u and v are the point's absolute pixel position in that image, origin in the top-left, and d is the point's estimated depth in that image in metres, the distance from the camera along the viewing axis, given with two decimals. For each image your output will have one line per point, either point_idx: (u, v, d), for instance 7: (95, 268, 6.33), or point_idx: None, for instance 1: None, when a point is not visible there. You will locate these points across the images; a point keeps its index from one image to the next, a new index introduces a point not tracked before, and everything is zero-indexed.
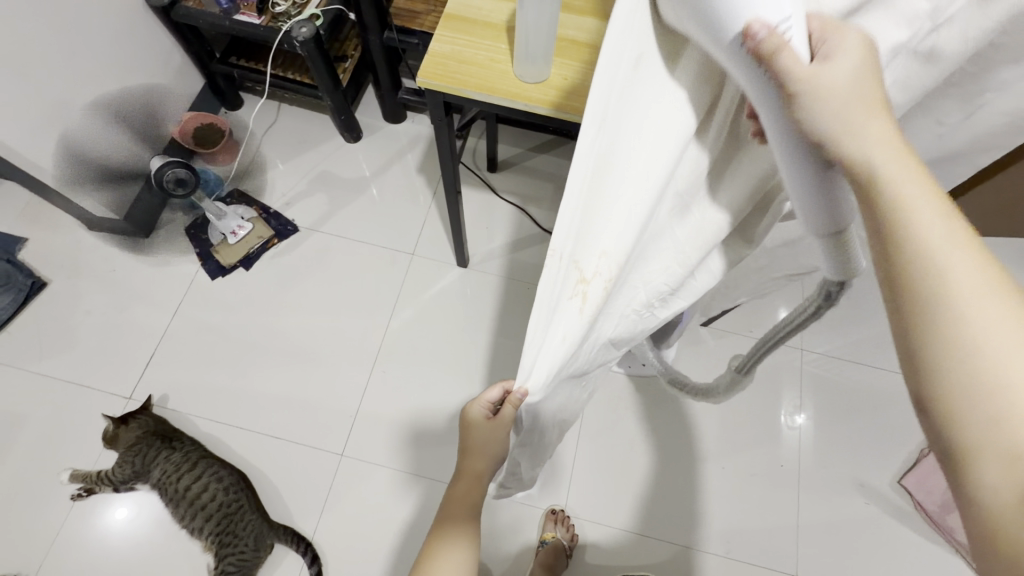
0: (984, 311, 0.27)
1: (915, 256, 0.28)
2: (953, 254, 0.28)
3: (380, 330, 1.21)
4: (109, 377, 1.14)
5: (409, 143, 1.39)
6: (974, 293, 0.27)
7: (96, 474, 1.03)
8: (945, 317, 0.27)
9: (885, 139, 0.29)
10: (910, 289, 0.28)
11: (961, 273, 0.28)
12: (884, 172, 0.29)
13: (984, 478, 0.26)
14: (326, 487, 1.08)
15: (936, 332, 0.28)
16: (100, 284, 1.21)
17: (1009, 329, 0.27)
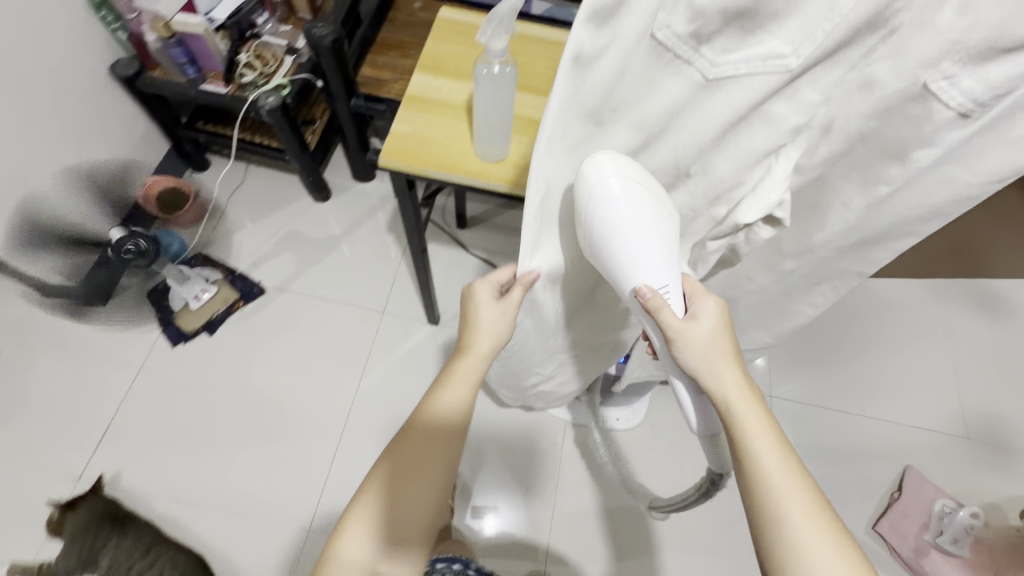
0: (806, 515, 0.44)
1: (768, 472, 0.45)
2: (787, 469, 0.45)
3: (349, 393, 1.18)
4: (56, 457, 1.07)
5: (379, 202, 1.41)
6: (800, 503, 0.44)
7: (39, 568, 0.97)
8: (782, 512, 0.44)
9: (741, 390, 0.49)
10: (759, 486, 0.45)
11: (789, 480, 0.45)
12: (738, 407, 0.48)
13: None
14: (292, 566, 1.02)
15: (775, 522, 0.44)
16: (51, 355, 1.16)
17: (817, 522, 0.43)
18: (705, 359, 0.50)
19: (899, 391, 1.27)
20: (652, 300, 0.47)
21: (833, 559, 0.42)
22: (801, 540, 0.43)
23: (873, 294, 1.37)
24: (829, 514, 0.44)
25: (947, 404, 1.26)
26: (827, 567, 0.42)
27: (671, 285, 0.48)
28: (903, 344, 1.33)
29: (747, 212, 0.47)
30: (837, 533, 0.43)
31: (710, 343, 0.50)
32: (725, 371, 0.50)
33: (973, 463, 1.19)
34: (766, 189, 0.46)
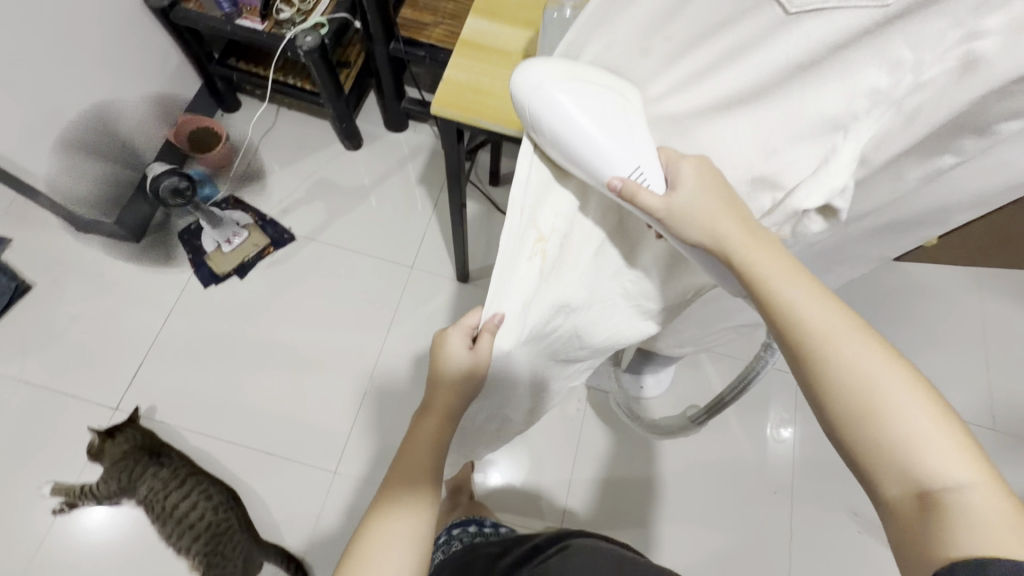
0: (862, 358, 0.38)
1: (800, 328, 0.40)
2: (827, 321, 0.40)
3: (377, 345, 1.19)
4: (95, 387, 1.11)
5: (410, 153, 1.38)
6: (851, 355, 0.38)
7: (80, 488, 1.00)
8: (834, 363, 0.38)
9: (745, 239, 0.43)
10: (798, 342, 0.40)
11: (833, 328, 0.39)
12: (750, 262, 0.42)
13: (878, 476, 0.36)
14: (319, 505, 1.06)
15: (829, 378, 0.38)
16: (87, 290, 1.18)
17: (882, 368, 0.37)
18: (706, 218, 0.43)
19: (929, 378, 1.25)
20: (625, 188, 0.43)
21: (906, 401, 0.36)
22: (858, 382, 0.37)
23: (912, 278, 1.33)
24: (892, 357, 0.38)
25: (977, 394, 1.24)
26: (896, 408, 0.36)
27: (646, 167, 0.43)
28: (938, 332, 1.29)
29: (806, 199, 0.39)
30: (902, 371, 0.37)
31: (705, 199, 0.42)
32: (728, 224, 0.43)
33: (995, 453, 1.18)
34: (829, 171, 0.38)
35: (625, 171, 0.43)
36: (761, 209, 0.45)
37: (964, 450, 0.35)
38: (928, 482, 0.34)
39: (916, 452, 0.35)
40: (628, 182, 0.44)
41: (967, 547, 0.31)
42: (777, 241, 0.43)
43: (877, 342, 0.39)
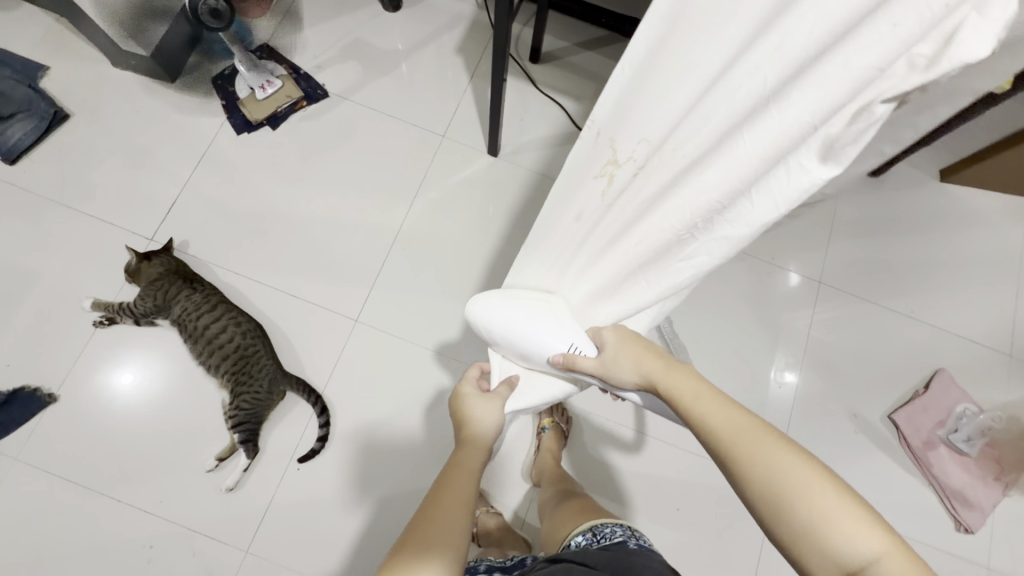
0: (764, 447, 0.48)
1: (712, 433, 0.52)
2: (728, 425, 0.52)
3: (402, 208, 1.20)
4: (132, 217, 1.14)
5: (450, 21, 1.32)
6: (755, 460, 0.48)
7: (118, 305, 1.05)
8: (741, 461, 0.49)
9: (666, 372, 0.59)
10: (716, 442, 0.52)
11: (740, 427, 0.51)
12: (674, 388, 0.57)
13: (808, 562, 0.44)
14: (339, 349, 1.11)
15: (742, 473, 0.48)
16: (125, 126, 1.19)
17: (787, 455, 0.47)
18: (635, 360, 0.61)
19: (955, 301, 1.22)
20: (565, 362, 0.65)
21: (800, 475, 0.46)
22: (766, 471, 0.47)
23: (959, 200, 1.26)
24: (794, 451, 0.48)
25: (1003, 320, 1.21)
26: (800, 491, 0.45)
27: (578, 342, 0.67)
28: (975, 256, 1.24)
29: (978, 44, 0.34)
30: (802, 461, 0.47)
31: (627, 350, 0.62)
32: (651, 363, 0.60)
33: (1008, 378, 1.17)
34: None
35: (563, 348, 0.67)
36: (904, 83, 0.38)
37: (865, 520, 0.43)
38: (849, 562, 0.42)
39: (828, 528, 0.43)
40: (567, 356, 0.66)
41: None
42: (693, 370, 0.58)
43: (774, 434, 0.49)
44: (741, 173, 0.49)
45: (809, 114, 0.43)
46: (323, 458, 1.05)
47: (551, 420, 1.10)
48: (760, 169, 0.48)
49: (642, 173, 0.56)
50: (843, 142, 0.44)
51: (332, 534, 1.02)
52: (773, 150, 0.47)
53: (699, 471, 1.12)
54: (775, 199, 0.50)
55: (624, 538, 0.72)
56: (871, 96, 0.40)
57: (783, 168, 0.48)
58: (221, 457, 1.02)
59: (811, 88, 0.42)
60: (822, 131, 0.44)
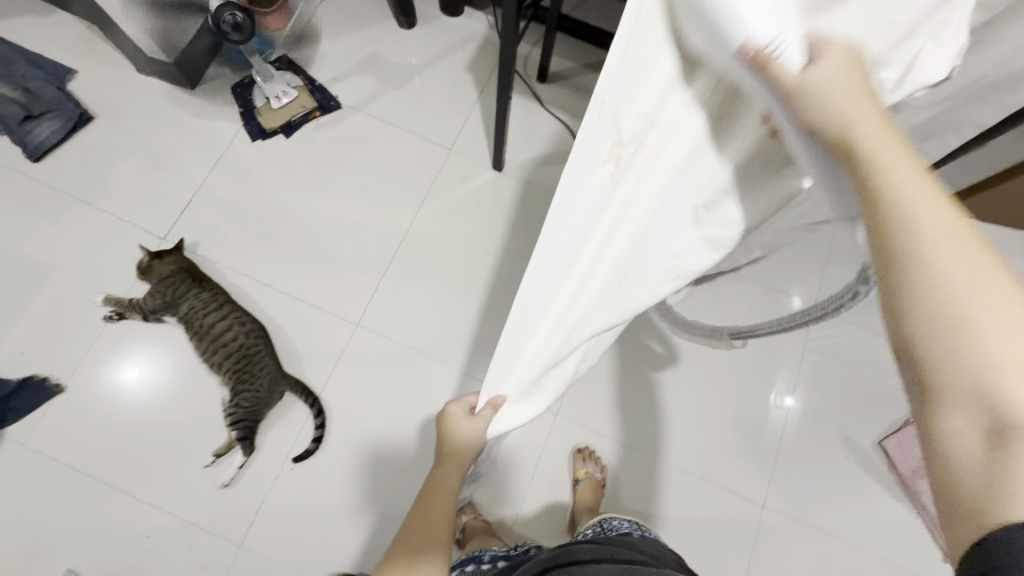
0: (962, 257, 0.28)
1: (905, 211, 0.29)
2: (940, 208, 0.29)
3: (408, 218, 1.23)
4: (148, 216, 1.18)
5: (462, 39, 1.36)
6: (948, 265, 0.28)
7: (128, 301, 1.09)
8: (923, 262, 0.28)
9: (872, 127, 0.31)
10: (898, 236, 0.29)
11: (948, 223, 0.28)
12: (865, 138, 0.31)
13: (947, 408, 0.27)
14: (339, 352, 1.14)
15: (919, 275, 0.28)
16: (145, 128, 1.24)
17: (985, 278, 0.27)
18: (838, 101, 0.32)
19: None
20: None
21: (1007, 308, 0.27)
22: (953, 286, 0.27)
23: None
24: (999, 273, 0.28)
25: None
26: (991, 324, 0.27)
27: (792, 32, 0.30)
28: None
29: (938, 67, 0.43)
30: (1005, 290, 0.27)
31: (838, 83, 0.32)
32: (853, 103, 0.32)
33: None
34: (950, 31, 0.42)
35: None
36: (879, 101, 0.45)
37: None
38: (1011, 417, 0.26)
39: (1006, 371, 0.26)
40: None
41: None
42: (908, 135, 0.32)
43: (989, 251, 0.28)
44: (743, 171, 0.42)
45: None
46: (319, 458, 1.07)
47: (585, 470, 1.10)
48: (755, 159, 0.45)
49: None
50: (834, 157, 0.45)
51: (324, 533, 1.04)
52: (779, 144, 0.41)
53: (690, 488, 1.13)
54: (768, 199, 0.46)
55: (631, 530, 0.85)
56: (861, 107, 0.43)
57: (780, 178, 0.45)
58: (218, 453, 1.04)
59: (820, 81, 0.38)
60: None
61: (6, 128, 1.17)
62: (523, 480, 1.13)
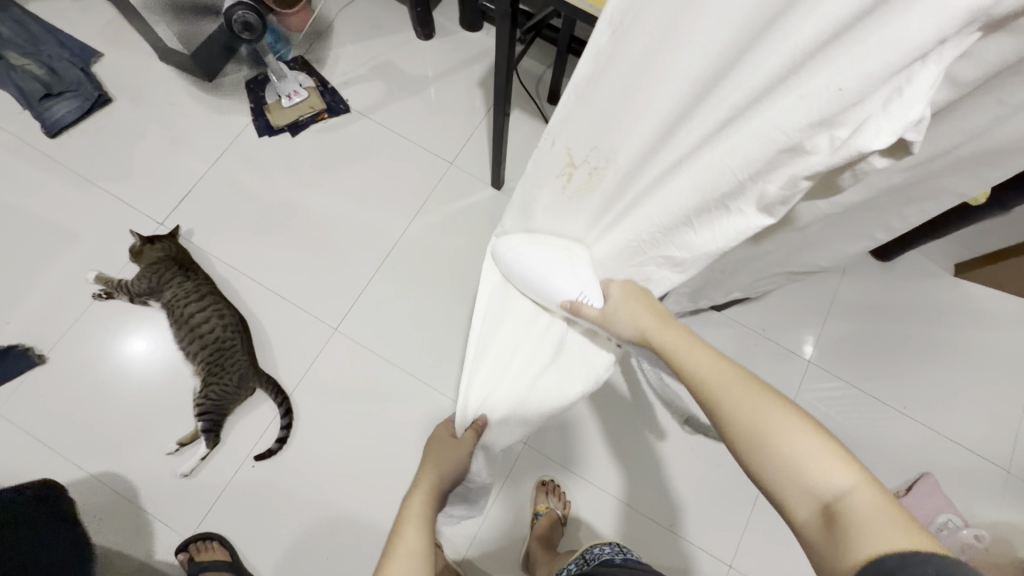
0: (747, 400, 0.47)
1: (695, 378, 0.52)
2: (715, 372, 0.51)
3: (400, 227, 1.23)
4: (150, 200, 1.21)
5: (477, 54, 1.36)
6: (752, 405, 0.46)
7: (116, 282, 1.10)
8: (726, 413, 0.48)
9: (654, 326, 0.59)
10: (704, 398, 0.50)
11: (724, 379, 0.50)
12: (664, 344, 0.57)
13: (789, 500, 0.42)
14: (314, 355, 1.14)
15: (730, 420, 0.47)
16: (158, 116, 1.27)
17: (770, 407, 0.46)
18: (630, 315, 0.61)
19: (951, 402, 1.15)
20: (571, 307, 0.63)
21: (782, 424, 0.44)
22: (752, 422, 0.46)
23: (972, 298, 1.20)
24: (787, 403, 0.46)
25: (1004, 431, 1.13)
26: (783, 438, 0.44)
27: (587, 290, 0.63)
28: (981, 359, 1.18)
29: (875, 138, 0.40)
30: (797, 416, 0.45)
31: (630, 305, 0.62)
32: (646, 319, 0.60)
33: (998, 492, 1.09)
34: (904, 102, 0.38)
35: (572, 295, 0.63)
36: (818, 162, 0.44)
37: (841, 457, 0.42)
38: (821, 495, 0.41)
39: (802, 464, 0.42)
40: (575, 303, 0.63)
41: (866, 547, 0.37)
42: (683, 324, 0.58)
43: (760, 386, 0.48)
44: (684, 205, 0.53)
45: (738, 163, 0.47)
46: (279, 459, 1.07)
47: (546, 505, 1.07)
48: (700, 205, 0.53)
49: (579, 197, 0.58)
50: (778, 202, 0.49)
51: (274, 535, 1.04)
52: (711, 192, 0.51)
53: (653, 536, 1.08)
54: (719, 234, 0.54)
55: (612, 555, 0.83)
56: (792, 170, 0.46)
57: (727, 214, 0.53)
58: (182, 443, 1.05)
59: (735, 156, 0.47)
60: (760, 185, 0.48)
61: (27, 103, 1.22)
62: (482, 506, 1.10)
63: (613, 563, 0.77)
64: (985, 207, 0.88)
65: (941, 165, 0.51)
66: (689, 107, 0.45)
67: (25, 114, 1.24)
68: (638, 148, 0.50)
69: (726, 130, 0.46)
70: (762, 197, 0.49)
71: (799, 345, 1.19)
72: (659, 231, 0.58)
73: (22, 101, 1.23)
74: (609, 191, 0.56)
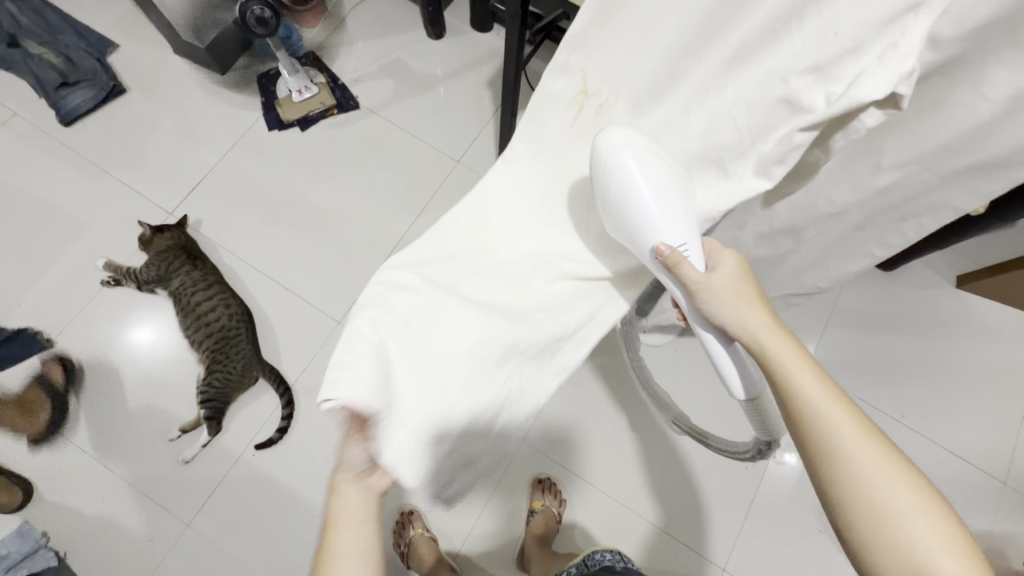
0: (866, 461, 0.44)
1: (815, 416, 0.46)
2: (838, 415, 0.45)
3: (405, 223, 1.24)
4: (160, 190, 1.23)
5: (487, 55, 1.37)
6: (881, 470, 0.43)
7: (125, 269, 1.12)
8: (841, 469, 0.44)
9: (768, 329, 0.50)
10: (819, 444, 0.45)
11: (849, 431, 0.45)
12: (777, 354, 0.49)
13: None
14: (316, 347, 1.15)
15: (840, 479, 0.44)
16: (170, 107, 1.29)
17: (892, 479, 0.43)
18: (738, 315, 0.51)
19: (950, 412, 1.15)
20: (671, 257, 0.49)
21: (904, 503, 0.42)
22: (869, 490, 0.43)
23: (973, 310, 1.20)
24: (916, 473, 0.43)
25: (1002, 443, 1.13)
26: (900, 519, 0.42)
27: (692, 244, 0.50)
28: (981, 371, 1.18)
29: (873, 85, 0.37)
30: (923, 490, 0.43)
31: (737, 290, 0.52)
32: (760, 322, 0.50)
33: (994, 506, 1.09)
34: (899, 55, 0.36)
35: (674, 243, 0.50)
36: (813, 116, 0.41)
37: (958, 552, 0.40)
38: None
39: (915, 552, 0.41)
40: (676, 252, 0.49)
41: None
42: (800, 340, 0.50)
43: (884, 447, 0.44)
44: (682, 155, 0.52)
45: (739, 105, 0.46)
46: (279, 448, 1.08)
47: (542, 502, 1.07)
48: (699, 156, 0.51)
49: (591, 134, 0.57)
50: (776, 162, 0.45)
51: (271, 525, 1.05)
52: (711, 141, 0.49)
53: (648, 537, 1.09)
54: (718, 194, 0.51)
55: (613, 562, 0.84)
56: (784, 125, 0.44)
57: (726, 173, 0.50)
58: (184, 429, 1.06)
59: (733, 95, 0.46)
60: (760, 144, 0.46)
61: (43, 91, 1.24)
62: (478, 502, 1.10)
63: (614, 570, 0.78)
64: (986, 220, 0.89)
65: (933, 178, 0.48)
66: (698, 40, 0.46)
67: (41, 103, 1.26)
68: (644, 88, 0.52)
69: (730, 69, 0.45)
70: (756, 156, 0.47)
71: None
72: (684, 195, 0.53)
73: (38, 89, 1.25)
74: (634, 127, 0.54)
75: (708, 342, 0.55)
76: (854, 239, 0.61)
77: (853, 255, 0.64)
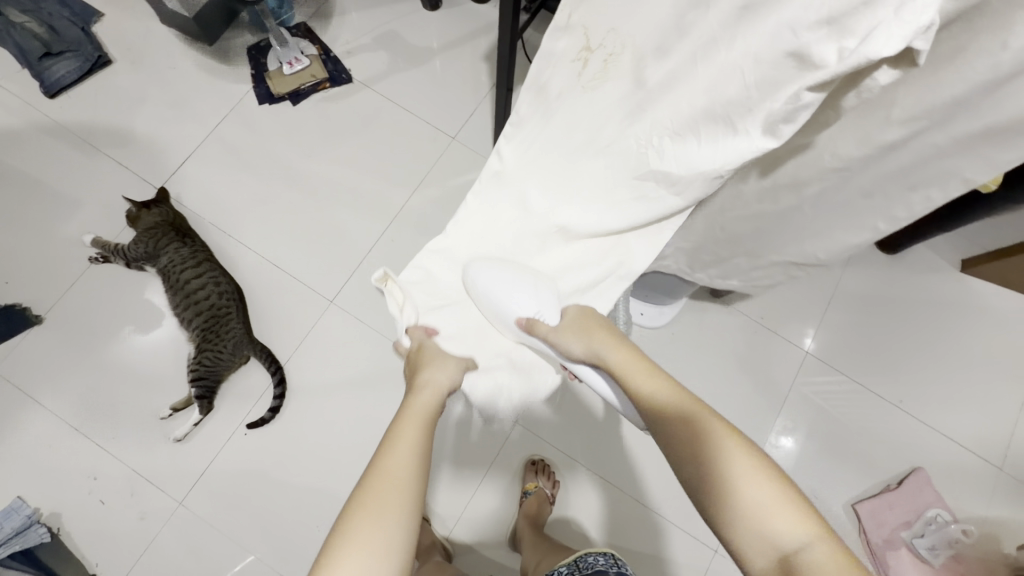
0: (706, 443, 0.50)
1: (655, 409, 0.56)
2: (675, 407, 0.54)
3: (399, 202, 1.21)
4: (148, 165, 1.20)
5: (484, 27, 1.33)
6: (708, 451, 0.50)
7: (112, 246, 1.10)
8: (686, 453, 0.51)
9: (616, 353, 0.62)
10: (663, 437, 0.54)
11: (685, 415, 0.53)
12: (622, 368, 0.61)
13: (751, 552, 0.45)
14: (309, 326, 1.13)
15: (688, 463, 0.51)
16: (158, 79, 1.25)
17: (728, 449, 0.49)
18: (589, 342, 0.63)
19: (948, 397, 1.14)
20: (528, 324, 0.64)
21: (745, 473, 0.47)
22: (715, 467, 0.49)
23: (976, 294, 1.18)
24: (747, 446, 0.49)
25: (1000, 429, 1.12)
26: (746, 486, 0.47)
27: (545, 309, 0.65)
28: (981, 356, 1.16)
29: (885, 43, 0.34)
30: (754, 457, 0.48)
31: (586, 326, 0.64)
32: (605, 344, 0.62)
33: (990, 491, 1.09)
34: (918, 5, 0.33)
35: (529, 312, 0.65)
36: (824, 71, 0.38)
37: (800, 512, 0.45)
38: (784, 548, 0.44)
39: (763, 517, 0.45)
40: (531, 319, 0.64)
41: None
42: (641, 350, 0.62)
43: (716, 422, 0.51)
44: (682, 111, 0.50)
45: (750, 61, 0.43)
46: (272, 427, 1.07)
47: (535, 484, 1.07)
48: (706, 112, 0.49)
49: (594, 89, 0.55)
50: (782, 120, 0.44)
51: (263, 503, 1.05)
52: (717, 93, 0.47)
53: (641, 519, 1.09)
54: (718, 152, 0.50)
55: (606, 569, 0.80)
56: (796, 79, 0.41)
57: (730, 132, 0.48)
58: (175, 408, 1.05)
59: (745, 44, 0.42)
60: (767, 101, 0.44)
61: (26, 62, 1.20)
62: (471, 482, 1.10)
63: None
64: (995, 200, 0.86)
65: (942, 142, 0.46)
66: None
67: (25, 74, 1.23)
68: (651, 43, 0.48)
69: (740, 23, 0.42)
70: (762, 113, 0.45)
71: (798, 337, 1.18)
72: (683, 163, 0.54)
73: (21, 59, 1.21)
74: (623, 85, 0.53)
75: (592, 381, 0.65)
76: (858, 217, 0.59)
77: (858, 234, 0.61)
